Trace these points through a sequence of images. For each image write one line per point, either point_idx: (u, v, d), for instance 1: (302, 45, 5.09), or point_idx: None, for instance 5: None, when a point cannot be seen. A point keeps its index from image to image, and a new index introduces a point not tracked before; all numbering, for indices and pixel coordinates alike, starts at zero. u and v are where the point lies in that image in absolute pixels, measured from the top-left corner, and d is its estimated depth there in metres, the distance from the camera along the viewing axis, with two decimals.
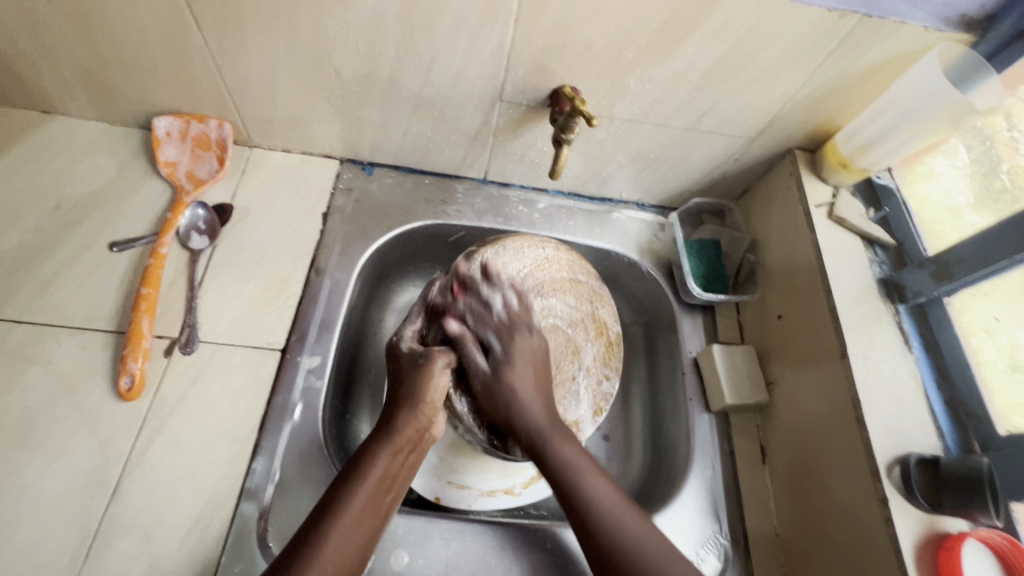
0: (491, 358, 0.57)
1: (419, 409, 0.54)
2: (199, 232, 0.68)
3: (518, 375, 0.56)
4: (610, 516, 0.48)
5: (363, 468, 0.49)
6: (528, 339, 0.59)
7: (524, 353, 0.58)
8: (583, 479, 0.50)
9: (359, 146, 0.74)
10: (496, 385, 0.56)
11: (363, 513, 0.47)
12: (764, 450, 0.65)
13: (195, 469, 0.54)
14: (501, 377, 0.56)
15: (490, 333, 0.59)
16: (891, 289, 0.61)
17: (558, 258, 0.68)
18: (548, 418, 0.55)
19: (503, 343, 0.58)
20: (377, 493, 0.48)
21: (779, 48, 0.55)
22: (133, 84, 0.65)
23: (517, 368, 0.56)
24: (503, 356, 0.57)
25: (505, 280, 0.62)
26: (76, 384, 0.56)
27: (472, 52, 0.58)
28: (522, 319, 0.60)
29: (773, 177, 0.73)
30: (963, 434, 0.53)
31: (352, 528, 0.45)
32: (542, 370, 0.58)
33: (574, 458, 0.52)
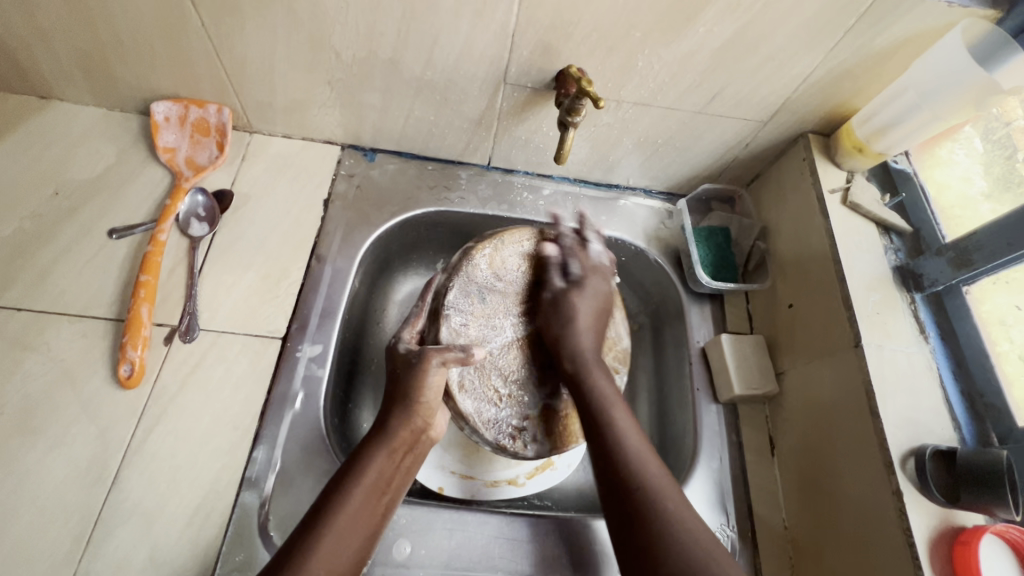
0: (565, 283, 0.63)
1: (415, 406, 0.53)
2: (199, 219, 0.67)
3: (582, 305, 0.61)
4: (625, 446, 0.50)
5: (359, 469, 0.49)
6: (596, 282, 0.63)
7: (591, 296, 0.62)
8: (614, 416, 0.52)
9: (361, 131, 0.72)
10: (558, 312, 0.60)
11: (359, 511, 0.46)
12: (773, 441, 0.64)
13: (195, 458, 0.54)
14: (562, 310, 0.60)
15: (574, 264, 0.64)
16: (907, 278, 0.59)
17: (552, 252, 0.65)
18: (594, 354, 0.58)
19: (581, 274, 0.63)
20: (375, 493, 0.48)
21: (795, 27, 0.53)
22: (130, 68, 0.64)
23: (581, 305, 0.61)
24: (580, 286, 0.62)
25: (594, 262, 0.65)
26: (76, 372, 0.56)
27: (476, 32, 0.56)
28: (589, 296, 0.62)
29: (785, 162, 0.71)
30: (980, 426, 0.52)
31: (348, 526, 0.45)
32: (602, 313, 0.62)
33: (610, 397, 0.54)
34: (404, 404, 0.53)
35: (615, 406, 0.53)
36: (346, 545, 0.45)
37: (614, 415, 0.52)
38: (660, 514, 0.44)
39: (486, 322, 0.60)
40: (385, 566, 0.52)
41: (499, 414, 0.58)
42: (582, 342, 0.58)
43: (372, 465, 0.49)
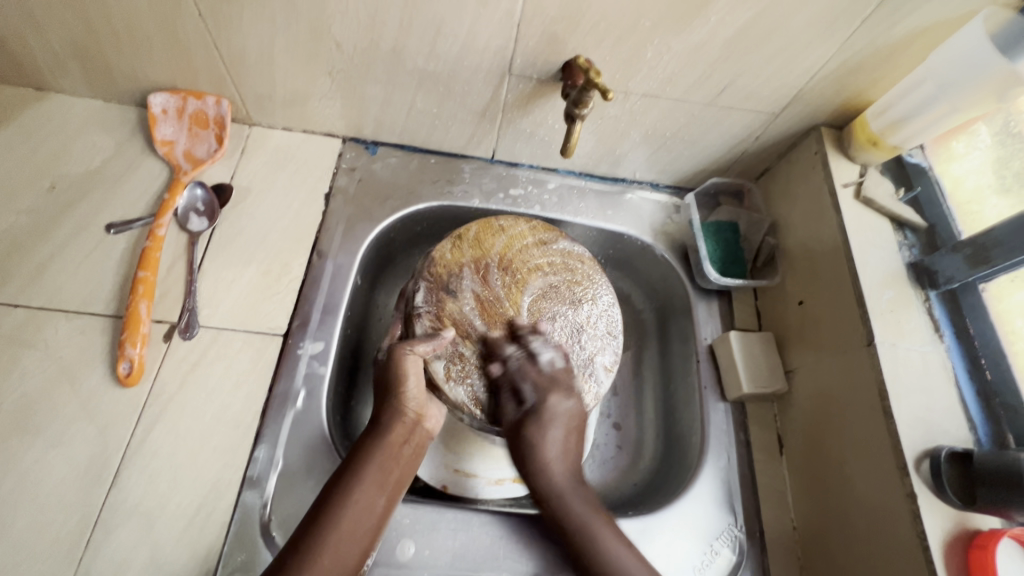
0: (522, 412, 0.52)
1: (403, 400, 0.52)
2: (198, 213, 0.65)
3: (549, 438, 0.52)
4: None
5: (356, 467, 0.48)
6: (565, 403, 0.53)
7: (560, 421, 0.52)
8: (602, 541, 0.50)
9: (362, 124, 0.71)
10: (527, 445, 0.52)
11: (362, 507, 0.47)
12: (781, 440, 0.63)
13: (196, 457, 0.53)
14: (545, 408, 0.52)
15: (524, 385, 0.53)
16: (921, 275, 0.57)
17: (529, 240, 0.63)
18: (570, 479, 0.52)
19: (539, 398, 0.52)
20: (377, 486, 0.48)
21: (810, 16, 0.51)
22: (126, 59, 0.63)
23: (551, 432, 0.52)
24: (539, 414, 0.52)
25: (544, 371, 0.54)
26: (75, 369, 0.55)
27: (480, 22, 0.55)
28: (559, 418, 0.52)
29: (796, 156, 0.69)
30: (996, 426, 0.51)
31: (351, 525, 0.46)
32: (574, 438, 0.54)
33: (586, 516, 0.51)
34: (394, 396, 0.52)
35: (602, 527, 0.50)
36: (351, 544, 0.45)
37: (605, 540, 0.50)
38: None
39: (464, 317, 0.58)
40: (388, 566, 0.52)
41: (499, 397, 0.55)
42: (554, 469, 0.52)
43: (375, 457, 0.49)
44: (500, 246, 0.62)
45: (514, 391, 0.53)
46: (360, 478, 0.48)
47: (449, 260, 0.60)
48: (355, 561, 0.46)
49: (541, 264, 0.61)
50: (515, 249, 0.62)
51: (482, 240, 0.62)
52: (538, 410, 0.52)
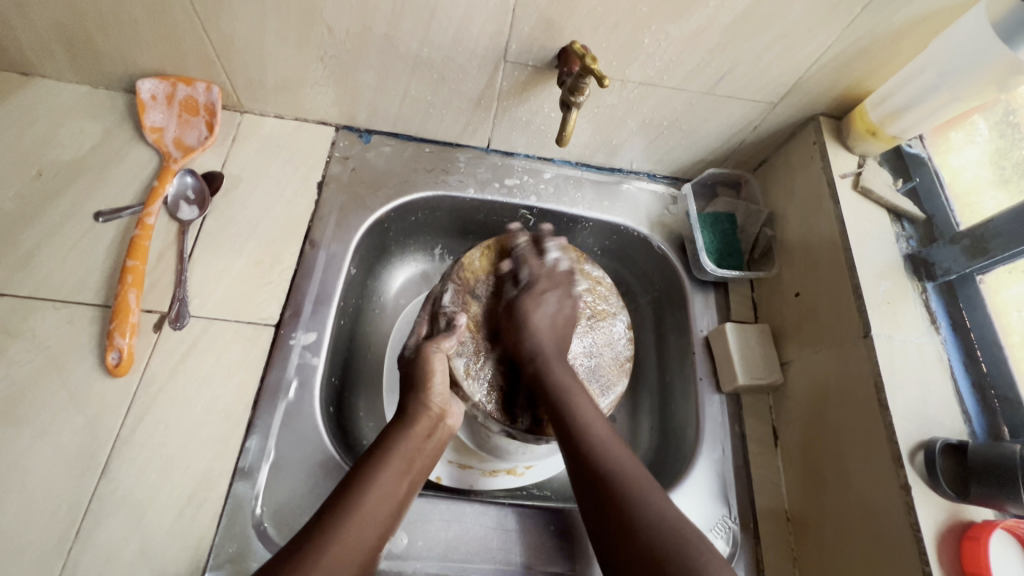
0: (518, 288, 0.61)
1: (428, 394, 0.52)
2: (188, 202, 0.64)
3: (538, 313, 0.58)
4: (588, 437, 0.49)
5: (384, 451, 0.49)
6: (554, 292, 0.60)
7: (553, 298, 0.60)
8: (570, 399, 0.52)
9: (355, 112, 0.70)
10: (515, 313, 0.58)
11: (383, 494, 0.46)
12: (776, 432, 0.63)
13: (187, 447, 0.53)
14: (530, 291, 0.60)
15: (524, 270, 0.62)
16: (918, 266, 0.57)
17: (561, 255, 0.64)
18: (557, 351, 0.56)
19: (529, 280, 0.61)
20: (399, 475, 0.48)
21: (809, 2, 0.51)
22: (113, 43, 0.61)
23: (542, 306, 0.59)
24: (529, 290, 0.60)
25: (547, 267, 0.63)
26: (63, 359, 0.54)
27: (474, 7, 0.54)
28: (548, 302, 0.59)
29: (794, 146, 0.68)
30: (990, 418, 0.50)
31: (371, 511, 0.45)
32: (564, 323, 0.59)
33: (569, 386, 0.53)
34: (421, 392, 0.53)
35: (572, 386, 0.53)
36: (368, 531, 0.45)
37: (578, 405, 0.51)
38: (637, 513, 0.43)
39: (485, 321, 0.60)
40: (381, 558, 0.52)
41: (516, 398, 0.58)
42: (543, 341, 0.56)
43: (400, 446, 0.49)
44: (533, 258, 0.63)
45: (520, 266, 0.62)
46: (384, 467, 0.47)
47: (477, 268, 0.62)
48: (370, 549, 0.44)
49: (560, 276, 0.64)
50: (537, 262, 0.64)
51: (507, 247, 0.64)
52: (524, 299, 0.59)
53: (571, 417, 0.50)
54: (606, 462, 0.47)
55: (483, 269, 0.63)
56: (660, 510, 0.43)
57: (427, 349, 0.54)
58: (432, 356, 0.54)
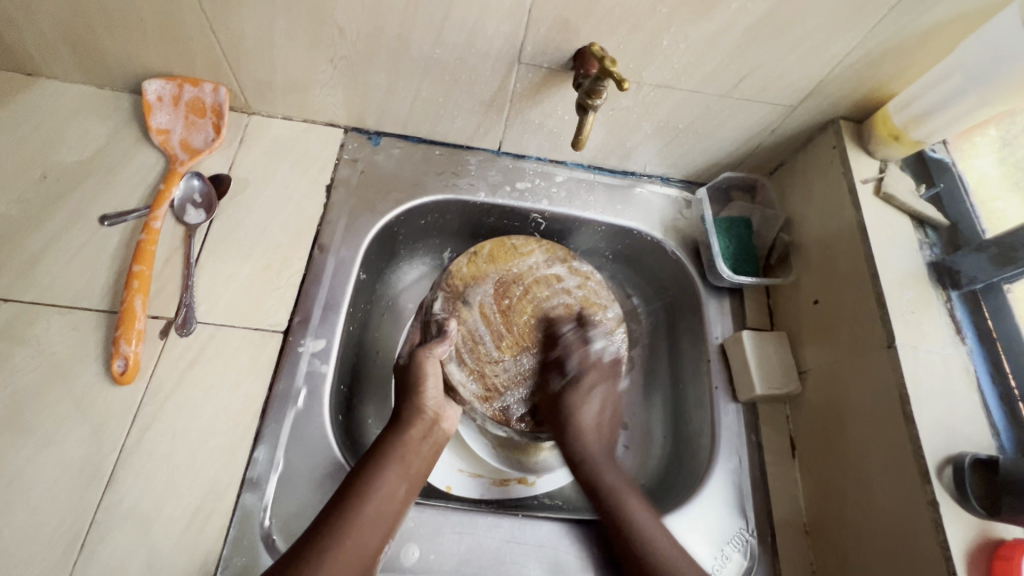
0: (564, 381, 0.63)
1: (422, 398, 0.56)
2: (195, 205, 0.63)
3: (585, 405, 0.62)
4: (630, 516, 0.54)
5: (382, 457, 0.51)
6: (602, 384, 0.64)
7: (598, 395, 0.63)
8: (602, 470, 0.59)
9: (364, 114, 0.69)
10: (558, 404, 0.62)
11: (383, 499, 0.49)
12: (793, 442, 0.62)
13: (195, 457, 0.52)
14: (570, 400, 0.62)
15: (571, 360, 0.63)
16: (942, 275, 0.56)
17: (540, 259, 0.67)
18: (604, 452, 0.61)
19: (579, 371, 0.63)
20: (397, 478, 0.51)
21: (834, 4, 0.49)
22: (120, 43, 0.60)
23: (587, 405, 0.62)
24: (579, 386, 0.63)
25: (595, 356, 0.64)
26: (68, 367, 0.53)
27: (489, 7, 0.52)
28: (593, 397, 0.63)
29: (813, 150, 0.67)
30: (1019, 432, 0.49)
31: (371, 516, 0.48)
32: (607, 418, 0.63)
33: (605, 463, 0.60)
34: (416, 395, 0.56)
35: (603, 461, 0.60)
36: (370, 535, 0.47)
37: (606, 479, 0.59)
38: None
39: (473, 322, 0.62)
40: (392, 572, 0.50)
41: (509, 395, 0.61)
42: (586, 430, 0.61)
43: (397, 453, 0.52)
44: (516, 264, 0.66)
45: (567, 343, 0.64)
46: (381, 474, 0.50)
47: (465, 273, 0.64)
48: (372, 553, 0.47)
49: (548, 278, 0.66)
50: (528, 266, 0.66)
51: (496, 255, 0.66)
52: (569, 393, 0.62)
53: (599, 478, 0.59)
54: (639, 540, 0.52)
55: (474, 274, 0.65)
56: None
57: (421, 356, 0.57)
58: (426, 361, 0.57)
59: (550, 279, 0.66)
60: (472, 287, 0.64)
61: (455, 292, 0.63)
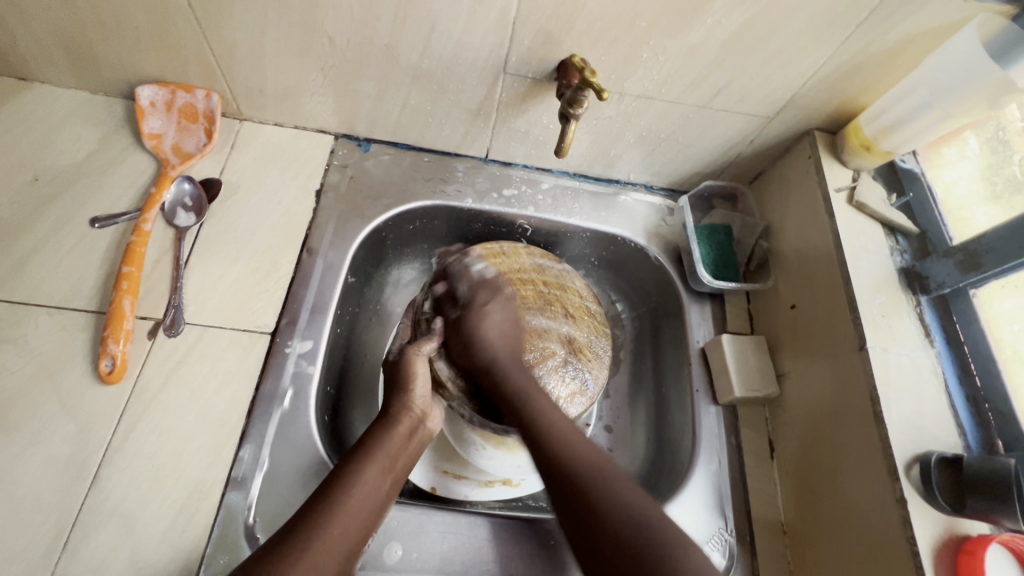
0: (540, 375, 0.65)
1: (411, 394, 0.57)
2: (185, 209, 0.64)
3: (488, 319, 0.62)
4: (553, 433, 0.50)
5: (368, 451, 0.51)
6: (495, 302, 0.64)
7: (499, 310, 0.64)
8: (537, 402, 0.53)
9: (354, 121, 0.70)
10: (457, 346, 0.61)
11: (370, 487, 0.49)
12: (772, 444, 0.63)
13: (180, 456, 0.52)
14: (459, 330, 0.61)
15: (461, 287, 0.66)
16: (912, 280, 0.58)
17: (528, 263, 0.72)
18: (534, 385, 0.57)
19: (471, 294, 0.65)
20: (382, 472, 0.51)
21: (804, 20, 0.52)
22: (115, 50, 0.62)
23: (484, 319, 0.62)
24: (468, 307, 0.63)
25: (478, 279, 0.66)
26: (55, 366, 0.54)
27: (475, 20, 0.54)
28: (497, 312, 0.63)
29: (790, 160, 0.69)
30: (985, 432, 0.51)
31: (358, 504, 0.48)
32: (510, 332, 0.62)
33: (536, 394, 0.55)
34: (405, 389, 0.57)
35: (535, 393, 0.55)
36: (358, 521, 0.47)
37: (553, 424, 0.51)
38: (612, 509, 0.43)
39: None
40: (375, 569, 0.51)
41: None
42: (495, 349, 0.60)
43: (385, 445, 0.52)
44: (504, 263, 0.70)
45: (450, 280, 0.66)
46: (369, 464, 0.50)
47: (455, 273, 0.68)
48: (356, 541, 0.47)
49: (535, 280, 0.71)
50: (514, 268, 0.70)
51: (485, 258, 0.70)
52: (469, 313, 0.62)
53: (541, 420, 0.52)
54: (572, 460, 0.47)
55: (462, 271, 0.68)
56: (624, 501, 0.43)
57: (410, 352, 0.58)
58: (415, 358, 0.59)
59: (537, 280, 0.70)
60: (461, 287, 0.67)
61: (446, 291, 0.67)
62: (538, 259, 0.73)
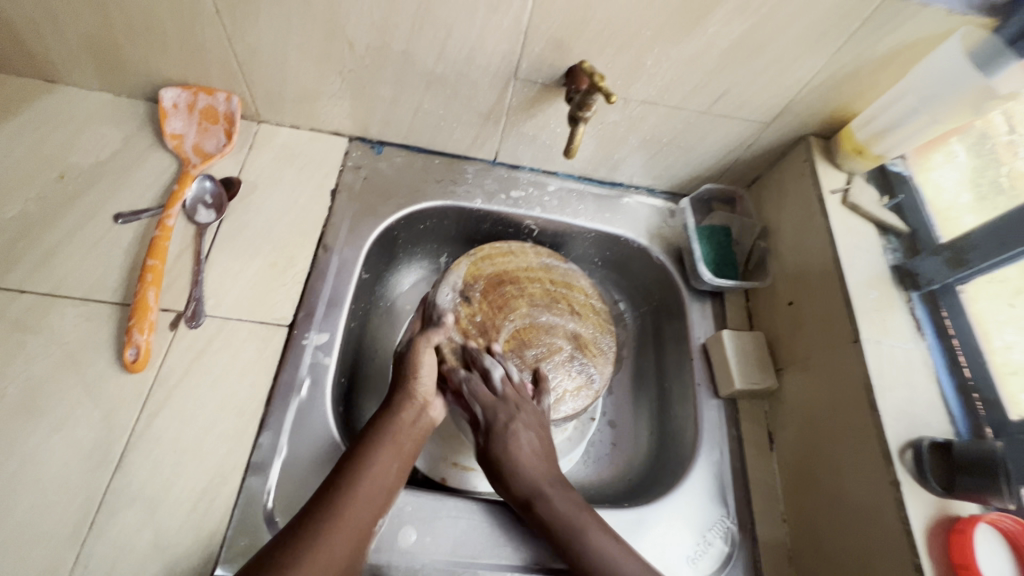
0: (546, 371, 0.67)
1: (415, 385, 0.59)
2: (206, 206, 0.66)
3: (517, 444, 0.58)
4: (587, 547, 0.52)
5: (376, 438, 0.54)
6: (519, 417, 0.60)
7: (526, 427, 0.59)
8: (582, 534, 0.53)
9: (368, 124, 0.73)
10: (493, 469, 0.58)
11: (376, 477, 0.52)
12: (771, 436, 0.65)
13: (202, 442, 0.54)
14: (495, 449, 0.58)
15: (478, 407, 0.60)
16: (904, 277, 0.60)
17: (535, 263, 0.75)
18: (572, 506, 0.55)
19: (489, 416, 0.60)
20: (390, 458, 0.54)
21: (799, 31, 0.55)
22: (141, 54, 0.64)
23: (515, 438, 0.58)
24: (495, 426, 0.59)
25: (497, 388, 0.61)
26: (80, 355, 0.55)
27: (489, 28, 0.57)
28: (523, 431, 0.59)
29: (786, 164, 0.72)
30: (974, 420, 0.53)
31: (367, 489, 0.51)
32: (542, 444, 0.59)
33: (582, 520, 0.54)
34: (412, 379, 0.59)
35: (580, 517, 0.54)
36: (367, 506, 0.50)
37: (591, 540, 0.52)
38: None
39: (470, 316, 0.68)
40: (390, 552, 0.52)
41: None
42: (532, 473, 0.57)
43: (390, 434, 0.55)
44: (509, 264, 0.73)
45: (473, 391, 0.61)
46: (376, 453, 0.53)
47: (466, 273, 0.71)
48: (367, 524, 0.50)
49: (542, 279, 0.73)
50: (520, 268, 0.73)
51: (494, 258, 0.73)
52: (498, 437, 0.59)
53: (575, 543, 0.52)
54: None
55: (473, 273, 0.71)
56: None
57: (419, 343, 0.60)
58: (424, 349, 0.60)
59: (543, 279, 0.73)
60: (471, 286, 0.70)
61: (457, 288, 0.69)
62: (544, 259, 0.75)
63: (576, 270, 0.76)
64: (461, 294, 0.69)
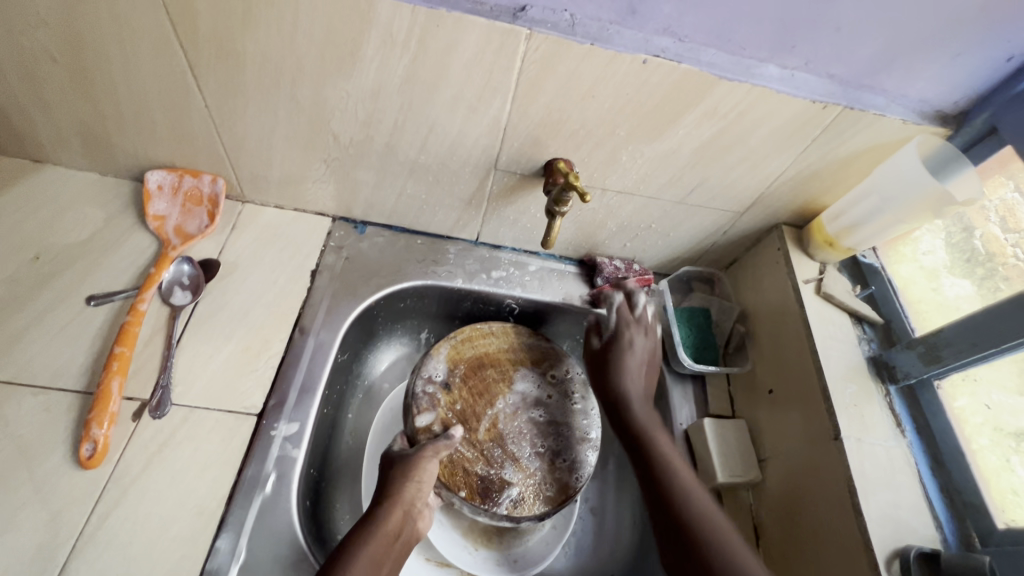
0: (528, 460, 0.65)
1: (406, 487, 0.56)
2: (182, 287, 0.66)
3: (628, 355, 0.67)
4: (676, 478, 0.57)
5: (348, 557, 0.49)
6: (639, 337, 0.69)
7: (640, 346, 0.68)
8: (683, 484, 0.57)
9: (352, 206, 0.74)
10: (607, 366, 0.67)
11: None
12: (759, 531, 0.62)
13: (154, 546, 0.51)
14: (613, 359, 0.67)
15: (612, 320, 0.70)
16: (881, 369, 0.61)
17: (519, 343, 0.74)
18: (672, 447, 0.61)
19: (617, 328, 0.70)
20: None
21: (766, 134, 0.57)
22: (129, 139, 0.65)
23: (631, 348, 0.68)
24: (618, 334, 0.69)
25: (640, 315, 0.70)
26: (33, 450, 0.53)
27: (469, 126, 0.59)
28: (638, 346, 0.68)
29: (761, 251, 0.74)
30: (961, 525, 0.53)
31: None
32: (648, 371, 0.68)
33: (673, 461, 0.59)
34: (400, 481, 0.56)
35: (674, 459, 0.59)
36: None
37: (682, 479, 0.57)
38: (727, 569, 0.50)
39: (454, 406, 0.66)
40: None
41: (489, 481, 0.63)
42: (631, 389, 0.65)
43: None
44: (490, 346, 0.72)
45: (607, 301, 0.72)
46: None
47: (448, 357, 0.70)
48: None
49: (523, 360, 0.72)
50: (502, 351, 0.73)
51: (475, 340, 0.72)
52: (615, 346, 0.68)
53: (670, 474, 0.58)
54: (698, 515, 0.54)
55: (456, 358, 0.70)
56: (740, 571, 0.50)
57: (424, 450, 0.59)
58: (428, 456, 0.59)
59: (526, 361, 0.72)
60: (453, 373, 0.69)
61: (442, 376, 0.68)
62: (526, 341, 0.74)
63: (561, 350, 0.76)
64: (442, 381, 0.68)
